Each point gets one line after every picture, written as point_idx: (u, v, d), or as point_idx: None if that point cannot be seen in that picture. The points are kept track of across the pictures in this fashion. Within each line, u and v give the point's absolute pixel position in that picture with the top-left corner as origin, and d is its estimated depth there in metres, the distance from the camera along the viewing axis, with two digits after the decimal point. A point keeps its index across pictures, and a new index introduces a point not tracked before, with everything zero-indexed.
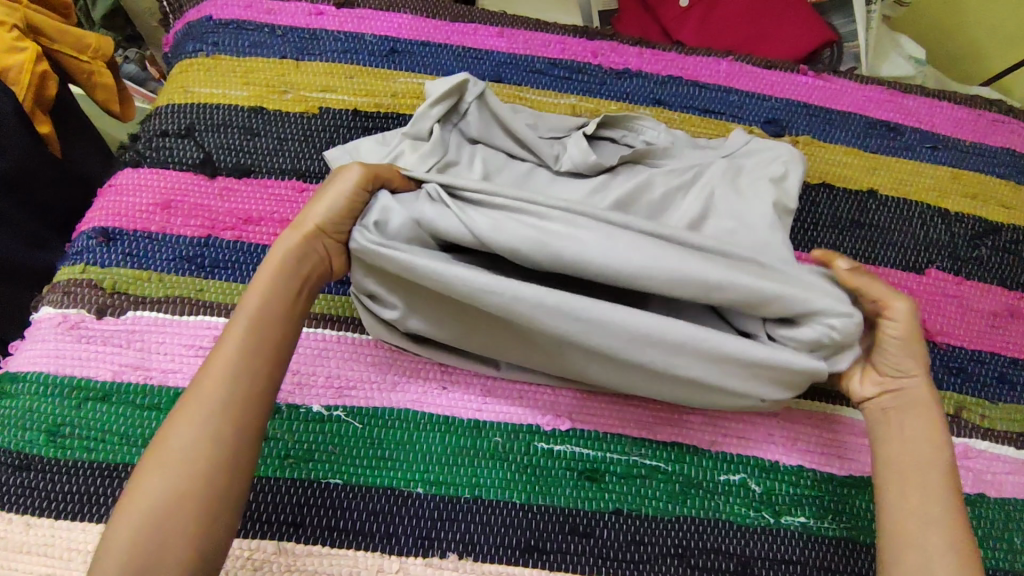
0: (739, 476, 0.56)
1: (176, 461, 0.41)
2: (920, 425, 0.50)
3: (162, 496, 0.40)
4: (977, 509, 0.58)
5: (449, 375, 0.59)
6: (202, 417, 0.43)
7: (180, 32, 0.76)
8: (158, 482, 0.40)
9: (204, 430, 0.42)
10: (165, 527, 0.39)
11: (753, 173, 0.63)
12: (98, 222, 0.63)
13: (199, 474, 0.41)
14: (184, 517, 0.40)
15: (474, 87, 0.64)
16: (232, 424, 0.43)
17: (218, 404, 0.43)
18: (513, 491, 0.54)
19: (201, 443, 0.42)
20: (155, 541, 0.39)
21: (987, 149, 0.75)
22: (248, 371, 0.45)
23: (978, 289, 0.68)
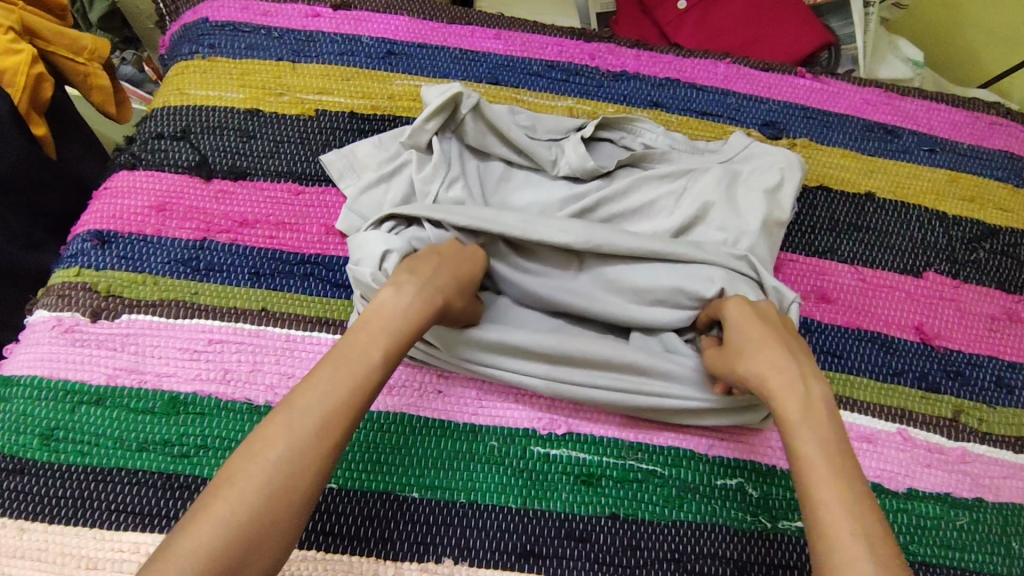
0: (735, 481, 0.56)
1: (272, 474, 0.41)
2: (801, 396, 0.48)
3: (267, 490, 0.41)
4: (974, 514, 0.58)
5: (445, 380, 0.58)
6: (302, 436, 0.43)
7: (176, 34, 0.75)
8: (252, 496, 0.40)
9: (309, 455, 0.43)
10: (241, 545, 0.39)
11: (748, 181, 0.64)
12: (93, 225, 0.62)
13: (305, 471, 0.42)
14: (288, 513, 0.41)
15: (470, 94, 0.63)
16: (342, 427, 0.44)
17: (326, 425, 0.44)
18: (510, 496, 0.54)
19: (306, 467, 0.42)
20: (250, 537, 0.39)
21: (985, 152, 0.75)
22: (366, 379, 0.46)
23: (976, 292, 0.68)
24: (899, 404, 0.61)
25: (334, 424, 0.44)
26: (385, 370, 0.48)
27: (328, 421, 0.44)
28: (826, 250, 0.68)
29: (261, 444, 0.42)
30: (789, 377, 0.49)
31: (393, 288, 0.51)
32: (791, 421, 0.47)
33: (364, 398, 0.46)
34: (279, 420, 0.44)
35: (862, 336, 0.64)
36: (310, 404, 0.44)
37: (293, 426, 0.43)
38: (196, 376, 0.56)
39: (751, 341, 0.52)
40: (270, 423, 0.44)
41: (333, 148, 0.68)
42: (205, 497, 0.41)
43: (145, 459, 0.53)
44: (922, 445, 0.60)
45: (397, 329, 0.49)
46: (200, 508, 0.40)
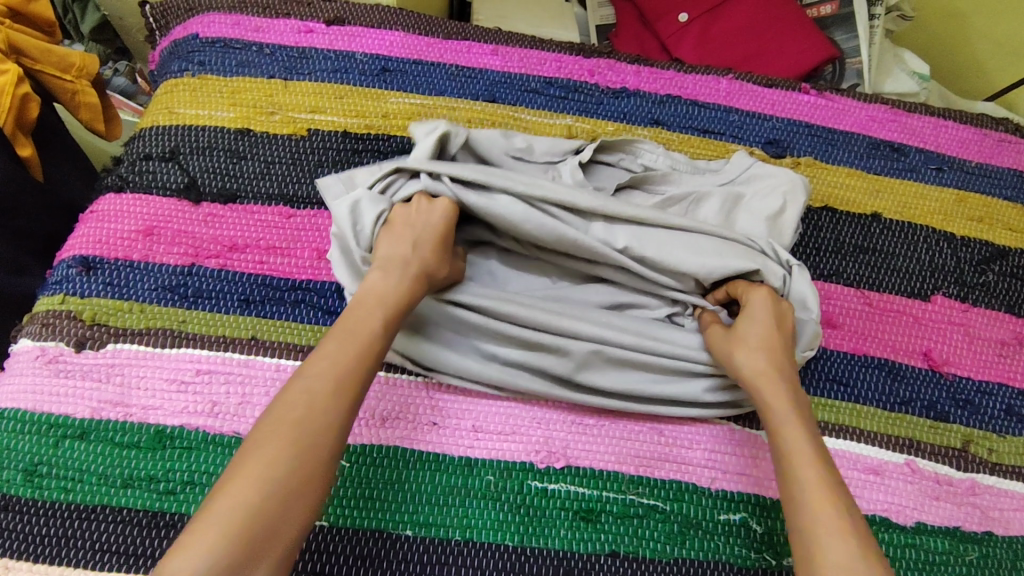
0: (738, 516, 0.55)
1: (293, 445, 0.44)
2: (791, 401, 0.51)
3: (294, 457, 0.44)
4: (985, 548, 0.56)
5: (439, 411, 0.57)
6: (311, 405, 0.46)
7: (165, 50, 0.74)
8: (285, 447, 0.44)
9: (322, 421, 0.45)
10: (276, 498, 0.42)
11: (750, 208, 0.63)
12: (79, 250, 0.61)
13: (323, 431, 0.45)
14: (315, 475, 0.44)
15: (456, 131, 0.61)
16: (354, 387, 0.48)
17: (334, 394, 0.47)
18: (506, 534, 0.52)
19: (322, 432, 0.45)
20: (280, 502, 0.42)
21: (994, 170, 0.74)
22: (371, 344, 0.50)
23: (985, 317, 0.66)
24: (907, 434, 0.60)
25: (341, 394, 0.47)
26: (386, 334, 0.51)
27: (336, 391, 0.47)
28: (832, 273, 0.66)
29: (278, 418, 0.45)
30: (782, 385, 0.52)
31: (379, 271, 0.54)
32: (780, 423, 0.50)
33: (369, 358, 0.49)
34: (284, 399, 0.46)
35: (869, 363, 0.62)
36: (316, 381, 0.47)
37: (304, 397, 0.46)
38: (183, 409, 0.55)
39: (763, 342, 0.54)
40: (286, 393, 0.47)
41: (326, 168, 0.66)
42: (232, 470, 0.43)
43: (130, 496, 0.51)
44: (930, 477, 0.58)
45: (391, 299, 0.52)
46: (231, 471, 0.43)
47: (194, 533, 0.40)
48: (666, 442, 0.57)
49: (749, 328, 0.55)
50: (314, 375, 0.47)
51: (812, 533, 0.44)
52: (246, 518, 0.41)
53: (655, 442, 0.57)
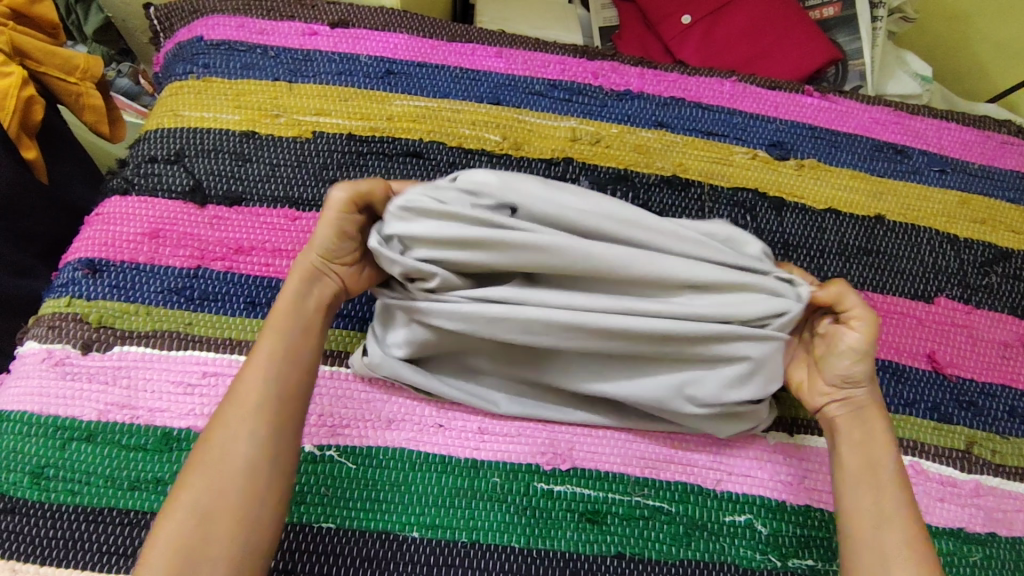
0: (744, 517, 0.55)
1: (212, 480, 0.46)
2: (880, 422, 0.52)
3: (215, 491, 0.46)
4: (989, 549, 0.56)
5: (446, 414, 0.57)
6: (233, 435, 0.48)
7: (170, 52, 0.74)
8: (204, 487, 0.46)
9: (236, 449, 0.48)
10: (209, 525, 0.45)
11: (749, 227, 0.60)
12: (85, 253, 0.61)
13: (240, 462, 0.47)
14: (246, 496, 0.46)
15: None
16: (269, 409, 0.49)
17: (249, 422, 0.48)
18: (512, 535, 0.53)
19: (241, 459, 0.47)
20: (210, 531, 0.45)
21: (996, 172, 0.74)
22: (276, 368, 0.51)
23: (988, 318, 0.66)
24: (912, 436, 0.60)
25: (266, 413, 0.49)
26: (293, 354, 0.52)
27: (260, 409, 0.49)
28: (835, 275, 0.66)
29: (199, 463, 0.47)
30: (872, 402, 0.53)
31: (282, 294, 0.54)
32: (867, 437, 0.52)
33: (279, 378, 0.51)
34: (213, 429, 0.49)
35: (873, 365, 0.63)
36: (242, 400, 0.49)
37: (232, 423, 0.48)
38: (189, 411, 0.55)
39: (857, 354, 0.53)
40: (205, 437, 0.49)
41: (331, 170, 0.66)
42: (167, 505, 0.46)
43: (137, 498, 0.51)
44: (935, 478, 0.58)
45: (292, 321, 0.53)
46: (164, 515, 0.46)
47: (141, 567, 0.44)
48: (672, 444, 0.57)
49: (851, 360, 0.52)
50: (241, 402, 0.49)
51: (878, 543, 0.48)
52: (180, 548, 0.44)
53: (661, 444, 0.57)
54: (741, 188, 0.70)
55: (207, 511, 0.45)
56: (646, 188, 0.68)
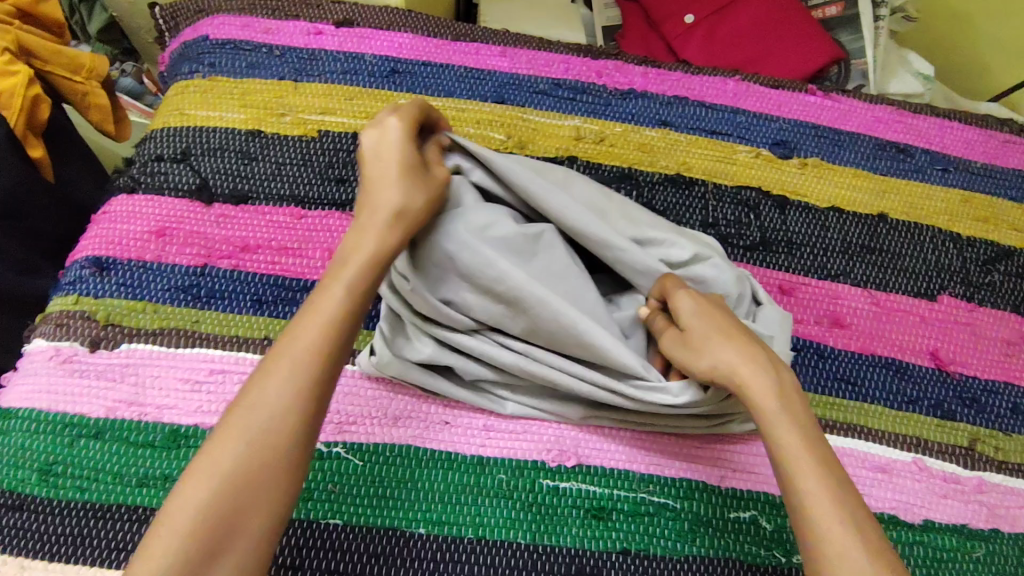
0: (749, 514, 0.55)
1: (241, 450, 0.40)
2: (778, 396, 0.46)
3: (242, 467, 0.40)
4: (992, 545, 0.56)
5: (452, 411, 0.57)
6: (278, 387, 0.42)
7: (175, 52, 0.74)
8: (230, 454, 0.40)
9: (285, 419, 0.41)
10: (239, 492, 0.39)
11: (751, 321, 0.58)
12: (92, 251, 0.61)
13: (281, 435, 0.41)
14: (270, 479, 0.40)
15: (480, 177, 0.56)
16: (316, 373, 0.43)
17: (295, 386, 0.42)
18: (518, 532, 0.53)
19: (283, 428, 0.41)
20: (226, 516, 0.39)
21: (998, 170, 0.74)
22: (332, 322, 0.45)
23: (991, 316, 0.66)
24: (914, 433, 0.60)
25: (311, 365, 0.43)
26: (351, 311, 0.45)
27: (302, 368, 0.43)
28: (839, 273, 0.67)
29: (232, 416, 0.41)
30: (761, 372, 0.47)
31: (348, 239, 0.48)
32: (766, 417, 0.46)
33: (335, 340, 0.44)
34: (260, 373, 0.43)
35: (877, 362, 0.63)
36: (289, 355, 0.43)
37: (277, 371, 0.43)
38: (196, 408, 0.55)
39: (715, 333, 0.50)
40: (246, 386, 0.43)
41: (337, 169, 0.66)
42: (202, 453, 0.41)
43: (145, 495, 0.52)
44: (938, 475, 0.58)
45: (352, 269, 0.46)
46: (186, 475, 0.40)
47: (161, 528, 0.38)
48: (676, 441, 0.58)
49: (703, 326, 0.50)
50: (290, 349, 0.43)
51: (828, 552, 0.41)
52: (200, 521, 0.38)
53: (666, 442, 0.58)
54: (745, 187, 0.70)
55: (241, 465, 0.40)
56: (650, 187, 0.69)
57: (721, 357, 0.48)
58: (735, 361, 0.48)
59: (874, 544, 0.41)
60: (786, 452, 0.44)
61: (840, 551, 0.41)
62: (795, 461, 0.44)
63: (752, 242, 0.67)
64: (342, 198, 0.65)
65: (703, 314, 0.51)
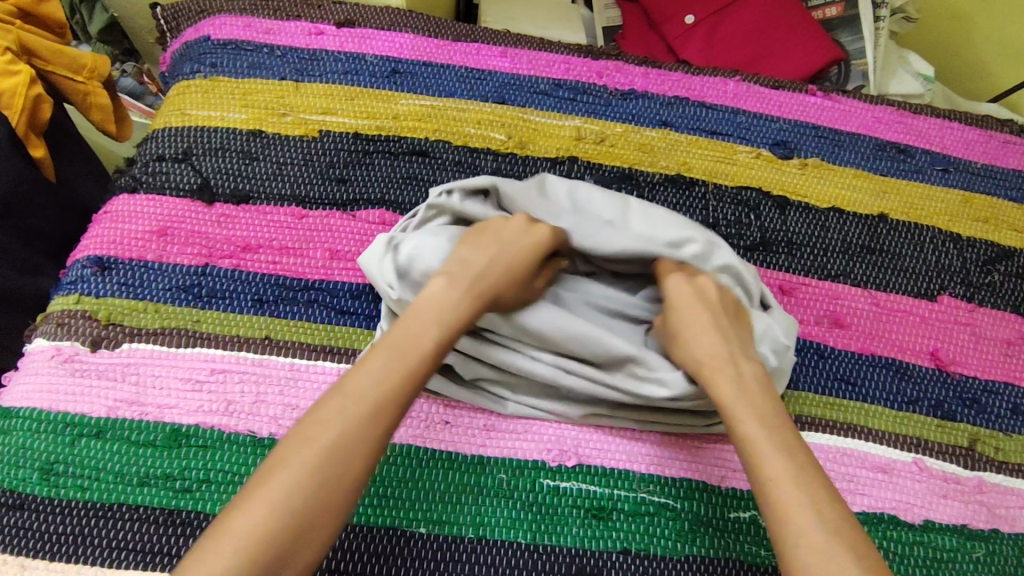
0: (748, 513, 0.55)
1: (318, 471, 0.42)
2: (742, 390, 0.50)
3: (312, 488, 0.41)
4: (992, 545, 0.56)
5: (452, 411, 0.57)
6: (359, 419, 0.44)
7: (177, 51, 0.74)
8: (309, 473, 0.42)
9: (362, 454, 0.44)
10: (309, 513, 0.41)
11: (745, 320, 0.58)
12: (93, 251, 0.61)
13: (354, 467, 0.43)
14: (337, 512, 0.42)
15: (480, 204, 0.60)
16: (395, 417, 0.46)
17: (374, 423, 0.45)
18: (519, 531, 0.53)
19: (357, 461, 0.43)
20: (290, 534, 0.40)
21: (998, 171, 0.74)
22: (416, 364, 0.48)
23: (991, 316, 0.66)
24: (914, 433, 0.60)
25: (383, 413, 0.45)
26: (432, 360, 0.49)
27: (382, 404, 0.45)
28: (839, 273, 0.67)
29: (310, 435, 0.43)
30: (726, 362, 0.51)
31: (439, 289, 0.52)
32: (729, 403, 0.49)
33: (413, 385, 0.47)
34: (340, 403, 0.45)
35: (876, 362, 0.63)
36: (370, 388, 0.46)
37: (346, 410, 0.44)
38: (198, 408, 0.55)
39: (696, 325, 0.53)
40: (322, 408, 0.45)
41: (337, 169, 0.66)
42: (261, 476, 0.42)
43: (146, 494, 0.52)
44: (938, 475, 0.58)
45: (444, 321, 0.50)
46: (250, 489, 0.41)
47: (214, 538, 0.39)
48: (676, 440, 0.58)
49: (686, 320, 0.54)
50: (362, 391, 0.45)
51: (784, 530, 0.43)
52: (264, 533, 0.39)
53: (666, 441, 0.58)
54: (745, 187, 0.70)
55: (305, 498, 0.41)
56: (651, 187, 0.69)
57: (699, 348, 0.52)
58: (705, 356, 0.52)
59: (835, 526, 0.42)
60: (751, 440, 0.47)
61: (804, 532, 0.42)
62: (758, 444, 0.47)
63: (751, 242, 0.67)
64: (342, 198, 0.65)
65: (687, 305, 0.54)
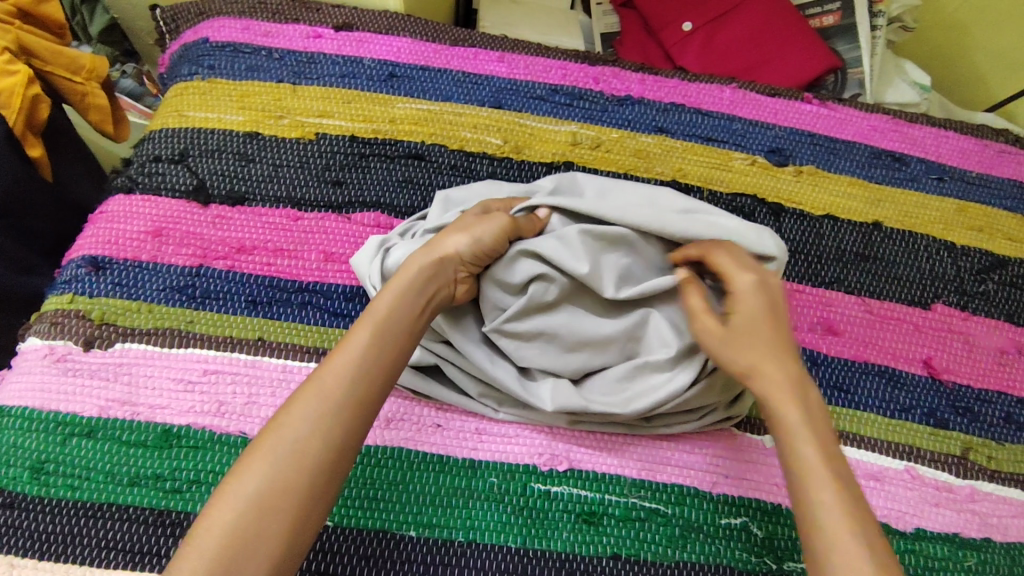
0: (739, 520, 0.55)
1: (267, 484, 0.42)
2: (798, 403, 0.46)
3: (256, 499, 0.41)
4: (983, 554, 0.56)
5: (444, 414, 0.57)
6: (308, 423, 0.44)
7: (176, 53, 0.75)
8: (256, 479, 0.42)
9: (313, 460, 0.43)
10: (260, 524, 0.40)
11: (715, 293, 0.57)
12: (88, 250, 0.61)
13: (300, 470, 0.43)
14: (280, 515, 0.41)
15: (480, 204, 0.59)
16: (345, 420, 0.45)
17: (325, 422, 0.44)
18: (509, 536, 0.53)
19: (307, 466, 0.43)
20: (239, 544, 0.40)
21: (994, 180, 0.74)
22: (362, 359, 0.47)
23: (984, 325, 0.66)
24: (907, 441, 0.60)
25: (341, 413, 0.45)
26: (379, 349, 0.48)
27: (334, 403, 0.45)
28: (833, 280, 0.67)
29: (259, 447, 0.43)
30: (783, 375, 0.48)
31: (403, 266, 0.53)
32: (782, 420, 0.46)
33: (364, 381, 0.47)
34: (289, 407, 0.45)
35: (869, 370, 0.63)
36: (322, 389, 0.45)
37: (312, 406, 0.45)
38: (190, 408, 0.55)
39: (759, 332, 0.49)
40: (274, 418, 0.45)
41: (333, 171, 0.66)
42: (228, 478, 0.42)
43: (136, 494, 0.52)
44: (930, 484, 0.58)
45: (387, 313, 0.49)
46: (212, 503, 0.42)
47: (193, 538, 0.40)
48: (668, 445, 0.58)
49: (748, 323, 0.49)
50: (329, 385, 0.45)
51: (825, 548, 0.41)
52: (224, 548, 0.39)
53: (657, 446, 0.58)
54: (740, 194, 0.70)
55: (263, 497, 0.41)
56: None
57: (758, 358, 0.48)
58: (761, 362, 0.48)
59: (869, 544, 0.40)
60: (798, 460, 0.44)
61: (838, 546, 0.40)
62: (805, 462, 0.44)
63: None
64: (338, 201, 0.65)
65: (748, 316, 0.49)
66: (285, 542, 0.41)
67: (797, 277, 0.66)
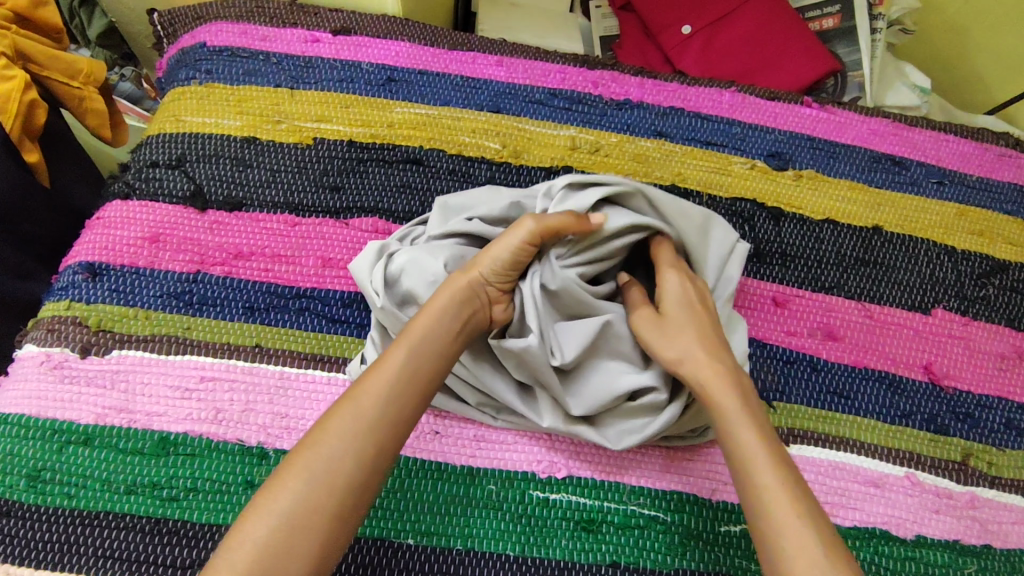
0: (739, 527, 0.55)
1: (293, 505, 0.42)
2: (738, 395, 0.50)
3: (285, 520, 0.42)
4: (983, 561, 0.56)
5: (442, 421, 0.57)
6: (342, 450, 0.44)
7: (173, 57, 0.74)
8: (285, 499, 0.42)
9: (342, 485, 0.44)
10: (287, 544, 0.41)
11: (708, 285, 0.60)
12: (85, 256, 0.61)
13: (330, 490, 0.43)
14: (309, 536, 0.42)
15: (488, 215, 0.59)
16: (377, 445, 0.45)
17: (357, 450, 0.45)
18: (508, 544, 0.53)
19: (338, 492, 0.43)
20: (269, 560, 0.40)
21: (994, 184, 0.74)
22: (398, 383, 0.48)
23: (985, 330, 0.66)
24: (907, 447, 0.60)
25: (374, 432, 0.45)
26: (411, 374, 0.48)
27: (369, 428, 0.45)
28: (832, 286, 0.66)
29: (289, 467, 0.44)
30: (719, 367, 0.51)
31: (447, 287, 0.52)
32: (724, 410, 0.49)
33: (399, 406, 0.47)
34: (325, 428, 0.45)
35: (869, 376, 0.63)
36: (359, 411, 0.46)
37: (344, 430, 0.45)
38: (187, 415, 0.55)
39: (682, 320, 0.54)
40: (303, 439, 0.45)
41: (332, 177, 0.66)
42: (259, 494, 0.43)
43: (134, 503, 0.51)
44: (931, 490, 0.58)
45: (421, 338, 0.49)
46: (241, 517, 0.42)
47: (218, 557, 0.41)
48: (666, 453, 0.58)
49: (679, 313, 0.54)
50: (361, 409, 0.46)
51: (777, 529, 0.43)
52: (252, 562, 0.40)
53: (656, 453, 0.58)
54: (740, 199, 0.70)
55: (297, 512, 0.42)
56: None
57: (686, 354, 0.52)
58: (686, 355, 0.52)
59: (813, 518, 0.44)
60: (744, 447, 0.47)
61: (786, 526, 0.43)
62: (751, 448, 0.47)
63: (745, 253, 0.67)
64: (336, 206, 0.65)
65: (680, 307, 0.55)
66: (315, 558, 0.41)
67: (795, 282, 0.66)
